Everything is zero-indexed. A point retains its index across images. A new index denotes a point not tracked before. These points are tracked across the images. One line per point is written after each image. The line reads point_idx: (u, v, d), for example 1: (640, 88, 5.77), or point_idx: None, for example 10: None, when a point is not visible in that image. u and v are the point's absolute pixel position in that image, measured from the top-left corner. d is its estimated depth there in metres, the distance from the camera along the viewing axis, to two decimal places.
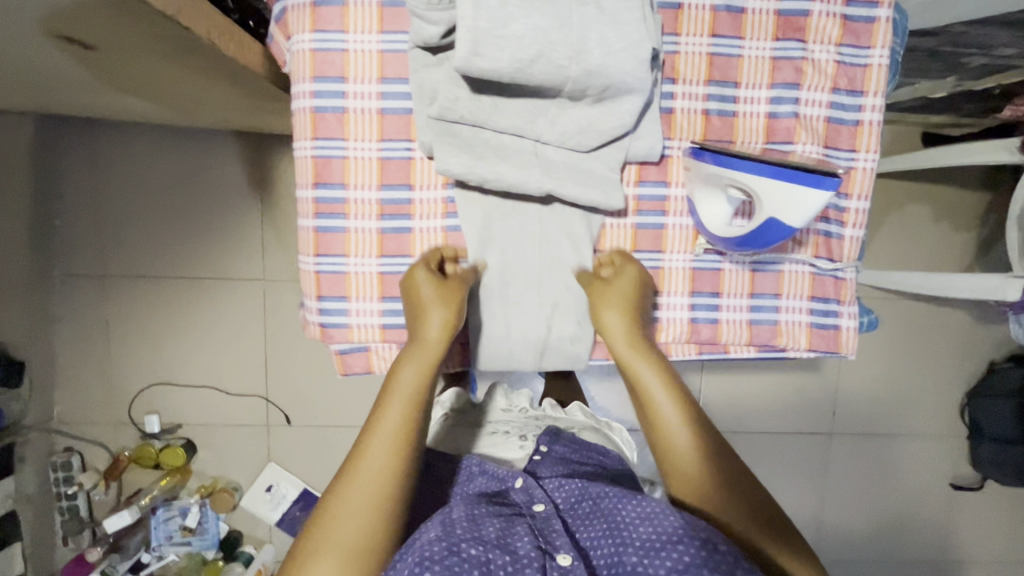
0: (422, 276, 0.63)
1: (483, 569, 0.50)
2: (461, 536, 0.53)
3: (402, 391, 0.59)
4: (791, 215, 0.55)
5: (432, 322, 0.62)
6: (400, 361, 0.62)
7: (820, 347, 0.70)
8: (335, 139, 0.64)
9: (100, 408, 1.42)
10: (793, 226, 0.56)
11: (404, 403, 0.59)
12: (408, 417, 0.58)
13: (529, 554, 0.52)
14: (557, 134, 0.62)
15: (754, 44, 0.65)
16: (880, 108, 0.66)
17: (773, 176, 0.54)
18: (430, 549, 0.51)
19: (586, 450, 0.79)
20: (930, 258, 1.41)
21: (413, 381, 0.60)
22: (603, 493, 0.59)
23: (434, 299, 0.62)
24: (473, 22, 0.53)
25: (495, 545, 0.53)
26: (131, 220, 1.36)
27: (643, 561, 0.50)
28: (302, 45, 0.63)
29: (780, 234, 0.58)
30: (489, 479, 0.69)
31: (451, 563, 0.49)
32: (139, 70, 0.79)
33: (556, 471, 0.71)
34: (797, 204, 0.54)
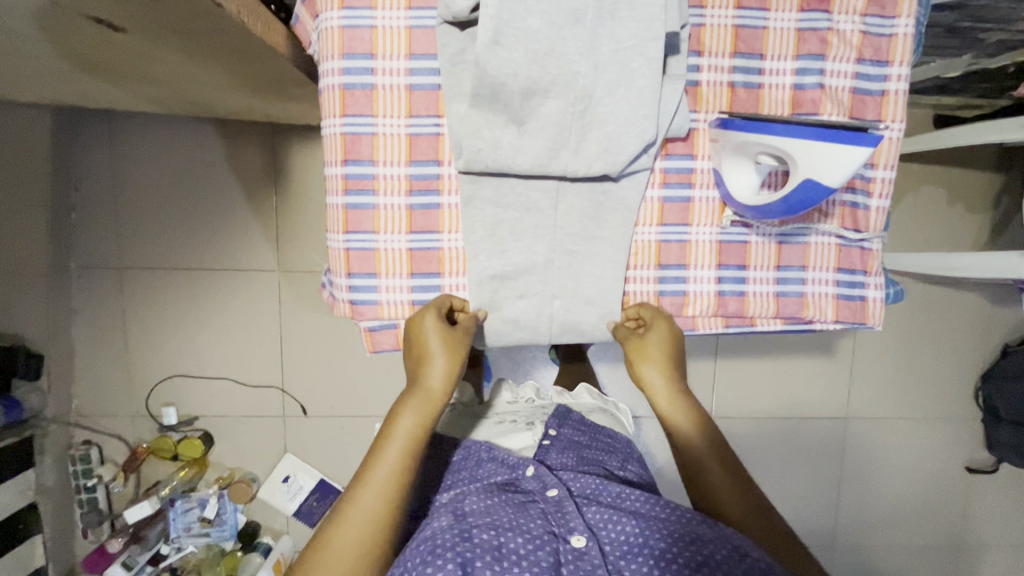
0: (434, 323, 0.64)
1: (494, 554, 0.53)
2: (472, 523, 0.57)
3: (401, 435, 0.60)
4: (827, 175, 0.55)
5: (436, 369, 0.64)
6: (400, 407, 0.62)
7: (847, 318, 0.71)
8: (364, 115, 0.65)
9: (118, 399, 1.43)
10: (831, 186, 0.56)
11: (401, 447, 0.59)
12: (405, 464, 0.59)
13: (542, 537, 0.56)
14: (582, 162, 0.61)
15: (779, 15, 0.66)
16: (906, 77, 0.66)
17: (818, 138, 0.54)
18: (442, 537, 0.54)
19: (594, 433, 0.81)
20: (941, 240, 1.43)
21: (413, 424, 0.61)
22: (625, 492, 0.63)
23: (440, 346, 0.63)
24: (495, 12, 0.55)
25: (507, 528, 0.56)
26: (147, 212, 1.37)
27: (669, 547, 0.55)
28: (330, 22, 0.64)
29: (819, 196, 0.57)
30: (499, 465, 0.71)
31: (462, 549, 0.53)
32: (164, 56, 0.80)
33: (564, 456, 0.73)
34: (834, 162, 0.54)
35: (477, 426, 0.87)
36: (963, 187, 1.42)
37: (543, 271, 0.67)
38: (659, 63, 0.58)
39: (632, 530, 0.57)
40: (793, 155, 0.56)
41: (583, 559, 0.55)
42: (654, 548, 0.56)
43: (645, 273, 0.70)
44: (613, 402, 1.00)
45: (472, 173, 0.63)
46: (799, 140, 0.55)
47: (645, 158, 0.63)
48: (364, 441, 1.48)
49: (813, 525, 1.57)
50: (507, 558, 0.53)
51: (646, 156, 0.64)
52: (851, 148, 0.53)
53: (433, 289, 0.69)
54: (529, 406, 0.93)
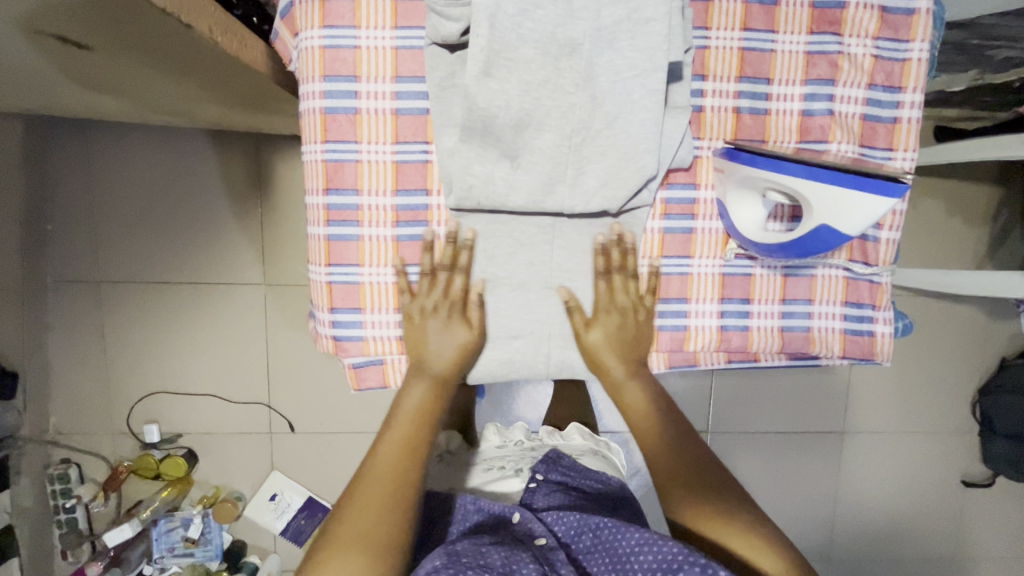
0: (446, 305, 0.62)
1: None
2: (467, 565, 0.52)
3: (408, 410, 0.62)
4: (844, 223, 0.52)
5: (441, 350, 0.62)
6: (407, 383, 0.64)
7: (853, 354, 0.68)
8: (348, 141, 0.61)
9: (97, 418, 1.39)
10: (847, 235, 0.53)
11: (408, 420, 0.62)
12: (412, 432, 0.62)
13: None
14: (580, 198, 0.57)
15: (788, 37, 0.62)
16: (919, 104, 0.63)
17: (850, 186, 0.50)
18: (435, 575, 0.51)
19: (584, 477, 0.79)
20: (935, 255, 1.43)
21: (422, 399, 0.63)
22: (603, 523, 0.60)
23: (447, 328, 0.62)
24: (487, 41, 0.50)
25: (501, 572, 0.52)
26: (126, 225, 1.32)
27: None
28: (310, 43, 0.59)
29: (830, 240, 0.55)
30: (485, 513, 0.67)
31: None
32: (135, 70, 0.75)
33: (551, 497, 0.73)
34: (852, 211, 0.51)
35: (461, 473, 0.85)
36: (959, 201, 1.41)
37: (535, 306, 0.64)
38: (661, 95, 0.54)
39: None
40: (811, 198, 0.53)
41: None
42: None
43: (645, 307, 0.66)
44: (605, 441, 0.97)
45: (464, 208, 0.60)
46: (817, 182, 0.51)
47: (645, 191, 0.60)
48: (353, 457, 1.44)
49: (811, 541, 1.56)
50: None
51: (646, 189, 0.60)
52: (878, 198, 0.50)
53: None
54: (518, 449, 0.90)
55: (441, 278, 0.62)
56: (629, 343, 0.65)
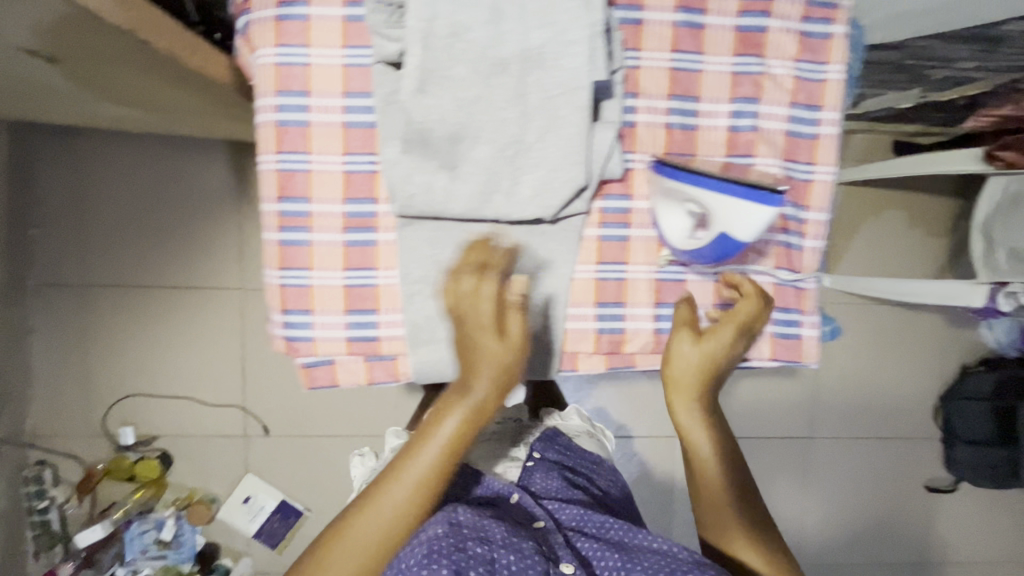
0: (489, 327, 0.58)
1: (488, 567, 0.55)
2: (468, 536, 0.58)
3: (439, 441, 0.59)
4: (739, 230, 0.60)
5: (485, 380, 0.59)
6: (444, 408, 0.60)
7: (782, 356, 0.72)
8: (299, 152, 0.64)
9: (73, 420, 1.40)
10: (742, 240, 0.61)
11: (437, 453, 0.59)
12: (438, 465, 0.59)
13: (534, 557, 0.58)
14: (515, 206, 0.61)
15: (714, 59, 0.66)
16: (837, 122, 0.68)
17: (746, 196, 0.58)
18: (438, 543, 0.56)
19: (579, 458, 0.87)
20: (893, 265, 1.49)
21: (456, 430, 0.59)
22: (609, 523, 0.68)
23: (492, 355, 0.58)
24: (421, 61, 0.54)
25: (500, 544, 0.58)
26: (107, 230, 1.35)
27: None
28: (266, 59, 0.63)
29: (730, 247, 0.62)
30: (484, 489, 0.73)
31: (457, 558, 0.55)
32: (106, 82, 0.79)
33: (549, 479, 0.78)
34: (746, 219, 0.59)
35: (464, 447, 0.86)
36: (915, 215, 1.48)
37: None
38: (587, 111, 0.58)
39: (615, 564, 0.61)
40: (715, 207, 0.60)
41: None
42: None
43: (584, 310, 0.70)
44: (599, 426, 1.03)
45: (407, 215, 0.63)
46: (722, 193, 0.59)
47: (578, 200, 0.63)
48: (327, 461, 1.46)
49: None
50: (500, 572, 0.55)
51: (580, 199, 0.63)
52: (765, 210, 0.58)
53: (370, 326, 0.68)
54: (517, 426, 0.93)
55: (473, 281, 0.59)
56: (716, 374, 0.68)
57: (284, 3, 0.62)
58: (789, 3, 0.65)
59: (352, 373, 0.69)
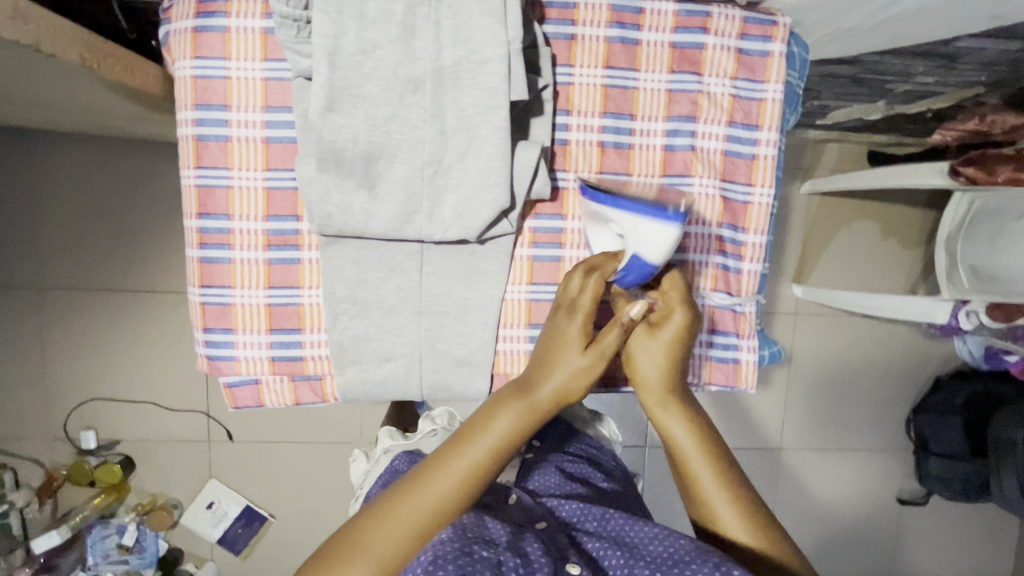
0: (582, 323, 0.55)
1: (496, 571, 0.47)
2: (474, 539, 0.50)
3: (491, 437, 0.53)
4: (646, 251, 0.56)
5: (559, 376, 0.54)
6: (500, 404, 0.55)
7: (720, 381, 0.70)
8: (219, 168, 0.63)
9: (33, 423, 1.39)
10: (654, 263, 0.57)
11: (488, 448, 0.53)
12: (484, 464, 0.52)
13: (542, 559, 0.51)
14: (436, 228, 0.59)
15: (649, 76, 0.64)
16: (776, 142, 0.66)
17: (646, 214, 0.55)
18: (443, 549, 0.48)
19: (579, 446, 0.84)
20: (866, 275, 1.48)
21: (511, 427, 0.53)
22: (609, 514, 0.60)
23: (579, 356, 0.54)
24: (328, 79, 0.53)
25: (507, 548, 0.50)
26: (65, 234, 1.33)
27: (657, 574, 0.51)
28: (184, 72, 0.61)
29: (642, 272, 0.58)
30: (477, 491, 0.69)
31: (464, 563, 0.47)
32: (36, 90, 0.77)
33: (547, 476, 0.74)
34: (648, 237, 0.56)
35: None
36: (890, 224, 1.47)
37: (405, 329, 0.66)
38: (507, 131, 0.56)
39: (621, 561, 0.54)
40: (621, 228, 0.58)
41: None
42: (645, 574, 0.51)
43: (516, 332, 0.68)
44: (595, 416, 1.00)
45: (327, 234, 0.61)
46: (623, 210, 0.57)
47: (505, 220, 0.61)
48: (291, 468, 1.45)
49: None
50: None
51: (505, 219, 0.61)
52: (666, 226, 0.55)
53: (293, 345, 0.66)
54: None
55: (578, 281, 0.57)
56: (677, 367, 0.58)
57: (201, 14, 0.60)
58: (726, 19, 0.63)
59: (277, 394, 0.68)
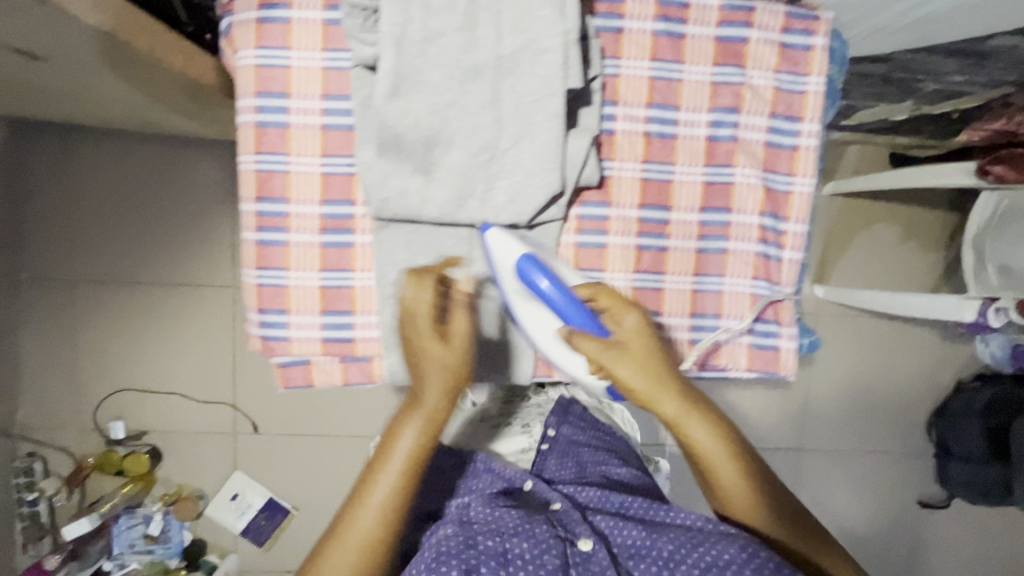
0: (433, 330, 0.59)
1: (498, 559, 0.55)
2: (478, 531, 0.57)
3: (399, 456, 0.58)
4: (515, 258, 0.61)
5: (431, 385, 0.60)
6: (397, 423, 0.60)
7: (759, 367, 0.72)
8: (278, 153, 0.65)
9: (64, 413, 1.41)
10: (526, 257, 0.61)
11: (399, 467, 0.58)
12: (402, 483, 0.58)
13: (549, 540, 0.57)
14: (489, 211, 0.61)
15: (694, 68, 0.66)
16: (817, 134, 0.68)
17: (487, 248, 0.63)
18: (447, 544, 0.56)
19: (594, 430, 0.83)
20: (889, 276, 1.48)
21: (413, 442, 0.59)
22: (628, 501, 0.65)
23: (437, 361, 0.59)
24: (394, 66, 0.55)
25: (512, 534, 0.57)
26: (100, 229, 1.37)
27: (679, 550, 0.56)
28: (246, 61, 0.64)
29: (537, 271, 0.60)
30: (495, 478, 0.70)
31: (467, 556, 0.54)
32: (95, 80, 0.80)
33: (563, 466, 0.76)
34: (508, 253, 0.61)
35: (474, 432, 0.87)
36: (912, 227, 1.48)
37: None
38: (561, 119, 0.58)
39: (639, 535, 0.58)
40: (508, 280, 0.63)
41: (590, 561, 0.56)
42: (662, 550, 0.56)
43: None
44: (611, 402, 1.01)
45: (382, 218, 0.63)
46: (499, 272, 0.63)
47: (554, 206, 0.63)
48: (315, 461, 1.47)
49: None
50: (513, 563, 0.54)
51: (555, 206, 0.63)
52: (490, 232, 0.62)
53: (345, 327, 0.68)
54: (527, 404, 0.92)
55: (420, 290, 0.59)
56: (666, 376, 0.61)
57: (265, 6, 0.63)
58: (770, 14, 0.65)
59: (327, 374, 0.70)
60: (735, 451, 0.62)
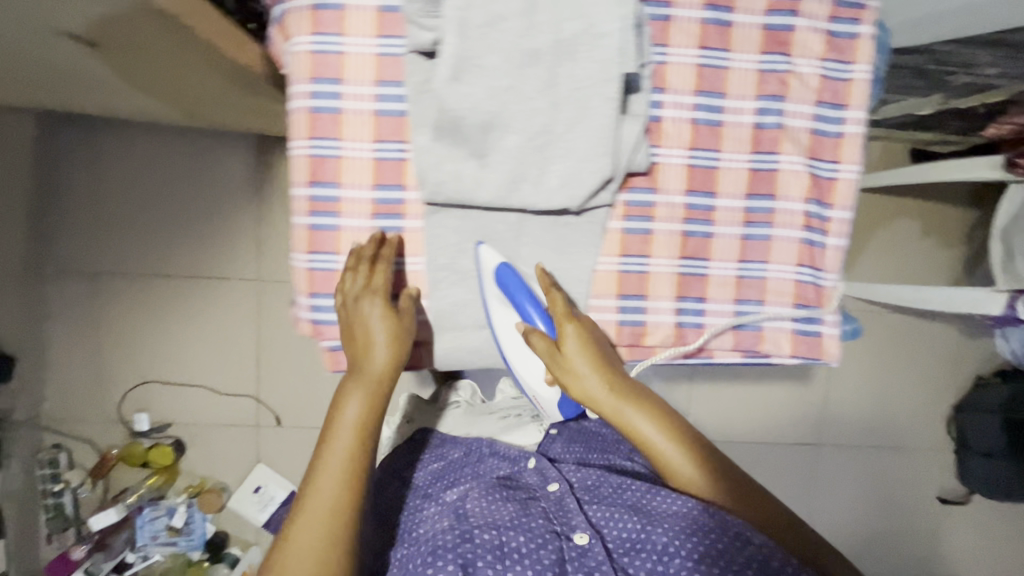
0: (373, 307, 0.64)
1: (494, 552, 0.60)
2: (474, 524, 0.63)
3: (348, 426, 0.61)
4: (495, 267, 0.66)
5: (377, 354, 0.63)
6: (344, 396, 0.62)
7: (803, 353, 0.72)
8: (331, 138, 0.66)
9: (89, 404, 1.42)
10: (502, 264, 0.66)
11: (350, 439, 0.60)
12: (355, 452, 0.60)
13: (543, 535, 0.62)
14: (542, 195, 0.62)
15: (741, 57, 0.67)
16: (862, 121, 0.69)
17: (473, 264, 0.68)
18: (446, 537, 0.62)
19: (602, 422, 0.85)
20: (910, 271, 1.49)
21: (359, 413, 0.62)
22: (625, 485, 0.68)
23: (381, 333, 0.63)
24: (456, 49, 0.56)
25: (507, 528, 0.62)
26: (127, 221, 1.38)
27: (671, 541, 0.59)
28: (300, 47, 0.65)
29: (514, 277, 0.65)
30: (501, 460, 0.77)
31: (464, 549, 0.60)
32: (142, 67, 0.81)
33: (569, 449, 0.79)
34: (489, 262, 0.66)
35: (480, 420, 0.89)
36: (932, 222, 1.48)
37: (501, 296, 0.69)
38: (617, 103, 0.59)
39: (632, 527, 0.62)
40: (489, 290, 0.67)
41: (585, 555, 0.60)
42: (654, 543, 0.60)
43: (606, 302, 0.70)
44: None
45: (435, 202, 0.64)
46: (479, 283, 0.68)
47: (604, 191, 0.64)
48: None
49: None
50: (509, 556, 0.60)
51: (605, 191, 0.64)
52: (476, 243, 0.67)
53: None
54: None
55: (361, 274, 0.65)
56: (603, 361, 0.65)
57: None
58: (816, 3, 0.66)
59: None
60: (682, 433, 0.63)
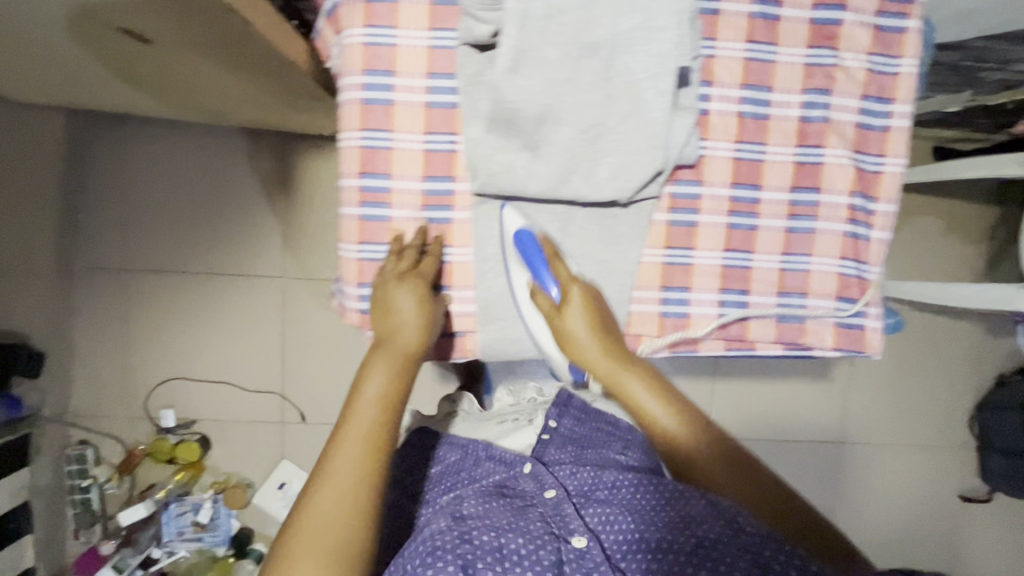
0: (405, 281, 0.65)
1: (493, 554, 0.55)
2: (471, 527, 0.58)
3: (373, 398, 0.61)
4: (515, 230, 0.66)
5: (406, 329, 0.64)
6: (369, 367, 0.63)
7: (845, 346, 0.72)
8: (382, 130, 0.67)
9: (114, 401, 1.43)
10: (524, 228, 0.66)
11: (375, 412, 0.60)
12: (378, 423, 0.59)
13: (542, 536, 0.58)
14: (592, 187, 0.63)
15: (788, 50, 0.68)
16: (908, 115, 0.69)
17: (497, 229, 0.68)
18: (443, 539, 0.56)
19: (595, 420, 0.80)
20: (931, 269, 1.49)
21: (385, 384, 0.62)
22: (619, 483, 0.64)
23: (412, 307, 0.65)
24: (516, 41, 0.57)
25: (506, 530, 0.58)
26: (154, 219, 1.39)
27: (667, 536, 0.57)
28: (353, 40, 0.65)
29: (533, 241, 0.65)
30: (496, 463, 0.72)
31: (463, 551, 0.55)
32: (185, 63, 0.82)
33: (563, 452, 0.74)
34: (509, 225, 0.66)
35: (477, 425, 0.87)
36: (955, 219, 1.48)
37: None
38: (670, 95, 0.59)
39: (628, 528, 0.59)
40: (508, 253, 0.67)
41: (584, 558, 0.56)
42: (650, 541, 0.57)
43: (649, 294, 0.71)
44: None
45: (486, 194, 0.65)
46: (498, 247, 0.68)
47: (654, 183, 0.65)
48: None
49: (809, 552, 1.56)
50: (509, 558, 0.55)
51: (654, 183, 0.65)
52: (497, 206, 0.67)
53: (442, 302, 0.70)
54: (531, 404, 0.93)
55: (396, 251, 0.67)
56: (605, 332, 0.67)
57: None
58: None
59: None
60: (674, 398, 0.67)
